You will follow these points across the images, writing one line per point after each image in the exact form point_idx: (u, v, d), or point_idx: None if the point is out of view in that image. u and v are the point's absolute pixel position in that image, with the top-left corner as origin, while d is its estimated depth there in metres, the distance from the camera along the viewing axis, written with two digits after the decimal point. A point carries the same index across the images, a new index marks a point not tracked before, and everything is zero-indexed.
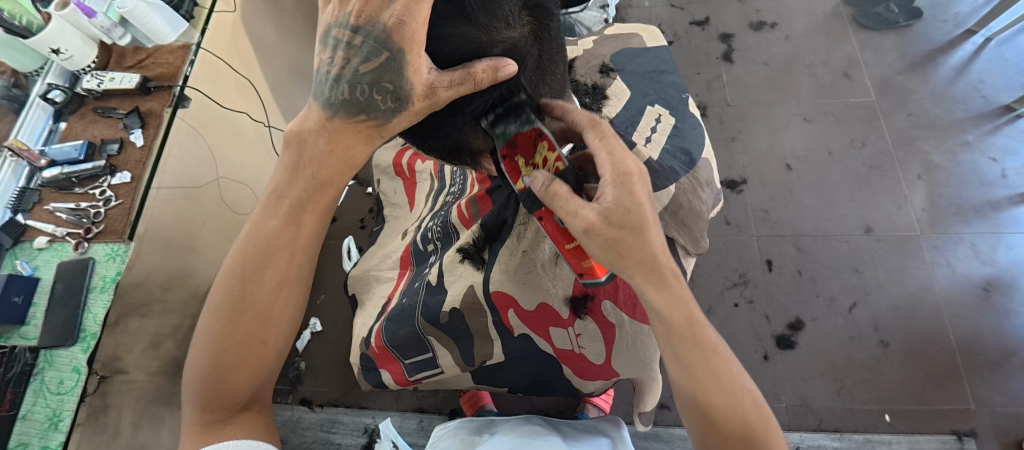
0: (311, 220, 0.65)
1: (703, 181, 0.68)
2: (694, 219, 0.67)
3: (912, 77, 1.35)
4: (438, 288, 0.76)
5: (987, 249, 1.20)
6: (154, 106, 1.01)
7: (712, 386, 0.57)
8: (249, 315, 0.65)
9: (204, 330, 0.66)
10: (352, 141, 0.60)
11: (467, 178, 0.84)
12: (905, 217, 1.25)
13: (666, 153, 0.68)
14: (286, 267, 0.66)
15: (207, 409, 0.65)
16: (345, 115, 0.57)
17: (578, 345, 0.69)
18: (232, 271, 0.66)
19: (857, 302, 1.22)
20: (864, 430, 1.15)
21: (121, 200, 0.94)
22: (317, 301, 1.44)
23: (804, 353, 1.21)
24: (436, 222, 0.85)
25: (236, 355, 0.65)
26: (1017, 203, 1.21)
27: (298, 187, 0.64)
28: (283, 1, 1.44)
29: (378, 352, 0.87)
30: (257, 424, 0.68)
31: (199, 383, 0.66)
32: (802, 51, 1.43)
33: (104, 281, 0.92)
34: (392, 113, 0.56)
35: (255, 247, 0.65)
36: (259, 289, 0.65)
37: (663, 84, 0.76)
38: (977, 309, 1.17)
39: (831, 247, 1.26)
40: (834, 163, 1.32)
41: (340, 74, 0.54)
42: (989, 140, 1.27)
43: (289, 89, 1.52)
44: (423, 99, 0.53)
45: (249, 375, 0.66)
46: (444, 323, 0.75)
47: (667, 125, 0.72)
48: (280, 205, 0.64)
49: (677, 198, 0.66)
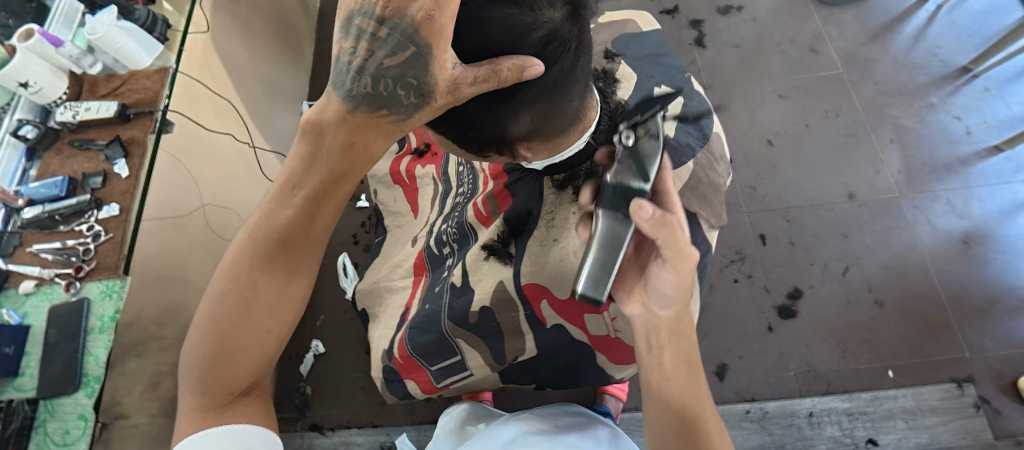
0: (324, 213, 0.66)
1: (717, 155, 0.71)
2: (714, 193, 0.70)
3: (874, 47, 1.42)
4: (464, 288, 0.76)
5: (961, 203, 1.27)
6: (134, 134, 0.97)
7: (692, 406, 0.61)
8: (258, 303, 0.67)
9: (208, 314, 0.67)
10: (370, 135, 0.56)
11: (478, 178, 0.83)
12: (884, 180, 1.31)
13: (682, 129, 0.69)
14: (298, 256, 0.68)
15: (208, 394, 0.66)
16: (366, 109, 0.52)
17: (614, 329, 0.70)
18: (244, 257, 0.67)
19: (849, 266, 1.27)
20: (870, 388, 1.19)
21: (111, 234, 0.90)
22: (317, 323, 1.41)
23: (806, 320, 1.25)
24: (451, 224, 0.84)
25: (241, 340, 0.66)
26: (984, 157, 1.28)
27: (312, 181, 0.63)
28: (252, 19, 1.40)
29: (402, 363, 0.87)
30: (258, 407, 0.69)
31: (202, 365, 0.66)
32: (770, 30, 1.48)
33: (102, 321, 0.87)
34: (414, 109, 0.50)
35: (270, 236, 0.67)
36: (271, 276, 0.67)
37: (663, 66, 0.77)
38: (960, 260, 1.23)
39: (819, 216, 1.31)
40: (812, 135, 1.37)
41: (363, 66, 0.49)
42: (952, 101, 1.34)
43: (267, 108, 1.47)
44: (446, 95, 0.48)
45: (254, 359, 0.68)
46: (473, 323, 0.76)
47: (678, 102, 0.72)
48: (294, 196, 0.65)
49: (697, 173, 0.68)
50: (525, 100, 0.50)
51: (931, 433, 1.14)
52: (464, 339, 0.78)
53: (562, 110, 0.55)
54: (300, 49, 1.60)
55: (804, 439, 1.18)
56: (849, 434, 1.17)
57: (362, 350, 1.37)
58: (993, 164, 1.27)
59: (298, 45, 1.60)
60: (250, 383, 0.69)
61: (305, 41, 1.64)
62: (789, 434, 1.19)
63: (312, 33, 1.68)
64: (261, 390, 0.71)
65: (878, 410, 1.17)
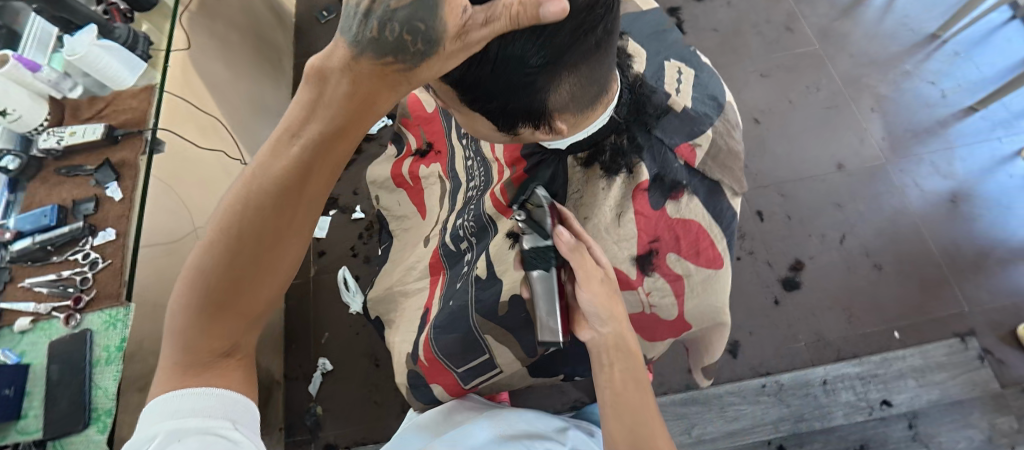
0: (325, 168, 0.51)
1: (731, 123, 0.76)
2: (734, 161, 0.76)
3: (846, 22, 1.47)
4: (489, 280, 0.78)
5: (945, 164, 1.31)
6: (126, 156, 0.93)
7: (651, 427, 0.67)
8: (242, 261, 0.54)
9: (191, 266, 0.56)
10: (375, 85, 0.44)
11: (491, 171, 0.84)
12: (869, 148, 1.35)
13: (696, 100, 0.73)
14: (289, 220, 0.54)
15: (182, 353, 0.58)
16: (371, 55, 0.42)
17: (650, 306, 0.73)
18: (230, 209, 0.53)
19: (845, 234, 1.30)
20: (879, 350, 1.22)
21: (109, 260, 0.87)
22: (322, 340, 1.37)
23: (810, 290, 1.27)
24: (468, 218, 0.85)
25: (222, 304, 0.56)
26: (961, 118, 1.34)
27: (311, 128, 0.49)
28: (229, 35, 1.37)
29: (428, 365, 0.87)
30: (236, 374, 0.61)
31: (181, 321, 0.57)
32: (746, 12, 1.51)
33: (108, 351, 0.84)
34: (421, 58, 0.41)
35: (261, 190, 0.52)
36: (258, 240, 0.53)
37: (668, 42, 0.79)
38: (950, 218, 1.28)
39: (811, 187, 1.34)
40: (796, 110, 1.40)
41: (370, 8, 0.40)
42: (924, 67, 1.39)
43: (253, 125, 1.44)
44: (456, 41, 0.41)
45: (239, 319, 0.58)
46: (503, 315, 0.77)
47: (689, 75, 0.76)
48: (291, 145, 0.50)
49: (716, 140, 0.73)
50: (561, 63, 0.49)
51: (941, 389, 1.17)
52: (492, 334, 0.79)
53: (595, 81, 0.56)
54: (280, 65, 1.57)
55: (821, 407, 1.19)
56: (863, 398, 1.19)
57: (371, 363, 1.34)
58: (970, 124, 1.33)
59: (278, 60, 1.57)
60: (231, 347, 0.60)
61: (284, 56, 1.61)
62: (806, 404, 1.20)
63: (290, 47, 1.65)
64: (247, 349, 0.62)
65: (889, 371, 1.19)
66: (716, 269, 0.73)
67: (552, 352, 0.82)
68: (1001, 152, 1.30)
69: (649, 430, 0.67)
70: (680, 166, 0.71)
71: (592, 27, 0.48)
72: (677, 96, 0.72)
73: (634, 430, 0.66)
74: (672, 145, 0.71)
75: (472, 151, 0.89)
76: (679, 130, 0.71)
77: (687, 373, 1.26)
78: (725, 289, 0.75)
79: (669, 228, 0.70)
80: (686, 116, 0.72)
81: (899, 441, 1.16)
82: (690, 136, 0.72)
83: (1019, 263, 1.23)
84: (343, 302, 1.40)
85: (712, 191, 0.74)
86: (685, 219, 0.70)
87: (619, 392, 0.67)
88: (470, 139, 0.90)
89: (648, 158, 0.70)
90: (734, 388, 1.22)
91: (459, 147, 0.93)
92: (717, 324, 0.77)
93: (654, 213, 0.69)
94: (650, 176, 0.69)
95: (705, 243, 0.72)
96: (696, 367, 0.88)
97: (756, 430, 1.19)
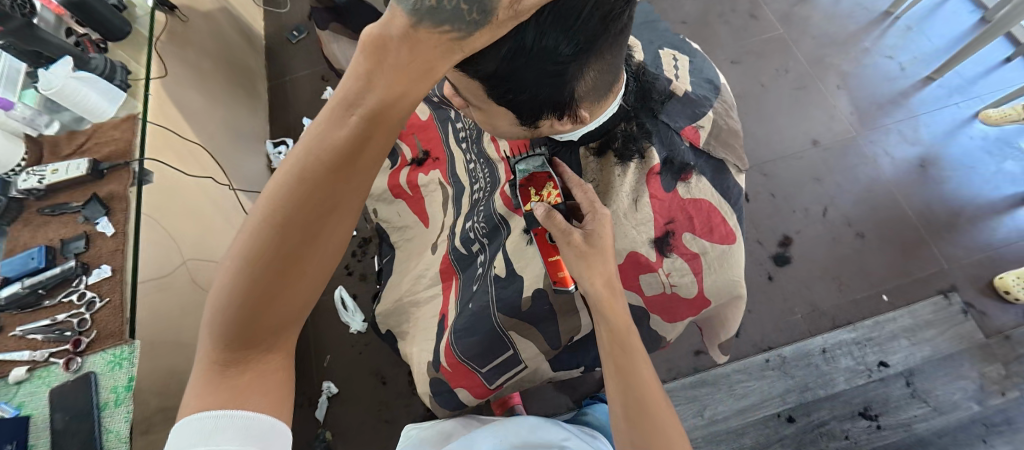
0: (376, 142, 0.57)
1: (728, 104, 0.91)
2: (734, 139, 0.91)
3: (805, 6, 1.54)
4: (509, 278, 0.88)
5: (911, 131, 1.39)
6: (115, 189, 0.94)
7: (641, 390, 0.75)
8: (299, 233, 0.59)
9: (243, 247, 0.60)
10: (431, 53, 0.53)
11: (498, 172, 0.94)
12: (839, 122, 1.42)
13: (695, 85, 0.90)
14: (340, 197, 0.59)
15: (232, 341, 0.63)
16: (430, 23, 0.50)
17: (670, 285, 0.83)
18: (285, 187, 0.59)
19: (827, 207, 1.35)
20: (871, 314, 1.27)
21: (106, 298, 0.88)
22: (324, 363, 1.34)
23: (800, 263, 1.32)
24: (478, 220, 0.96)
25: (273, 285, 0.60)
26: (919, 88, 1.42)
27: (370, 99, 0.55)
28: (201, 63, 1.33)
29: (451, 370, 0.95)
30: (275, 374, 0.67)
31: (229, 307, 0.62)
32: (712, 3, 1.57)
33: (117, 391, 0.85)
34: (475, 28, 0.50)
35: (316, 165, 0.58)
36: (312, 216, 0.59)
37: (659, 31, 0.97)
38: (921, 182, 1.35)
39: (789, 165, 1.39)
40: (769, 93, 1.46)
41: None
42: (882, 43, 1.48)
43: (235, 152, 1.40)
44: (507, 10, 0.50)
45: (286, 301, 0.62)
46: (526, 310, 0.87)
47: (683, 62, 0.93)
48: (350, 116, 0.56)
49: (716, 121, 0.89)
50: (589, 49, 0.61)
51: (932, 345, 1.23)
52: (515, 330, 0.89)
53: (611, 70, 0.70)
54: (254, 89, 1.54)
55: (824, 375, 1.23)
56: (861, 361, 1.23)
57: (378, 382, 1.32)
58: (929, 93, 1.41)
59: (251, 85, 1.54)
60: (273, 339, 0.65)
61: (258, 79, 1.58)
62: (809, 374, 1.24)
63: (263, 70, 1.62)
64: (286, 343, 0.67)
65: (882, 334, 1.25)
66: (729, 245, 0.85)
67: (574, 342, 0.92)
68: (961, 116, 1.38)
69: (639, 392, 0.75)
70: (686, 146, 0.86)
71: (620, 13, 0.59)
72: (678, 81, 0.88)
73: (627, 391, 0.75)
74: (677, 128, 0.85)
75: (474, 155, 1.00)
76: (683, 114, 0.87)
77: (692, 355, 1.28)
78: (737, 264, 0.86)
79: (681, 209, 0.84)
80: (687, 99, 0.87)
81: (899, 399, 1.20)
82: (693, 118, 0.87)
83: (989, 219, 1.30)
84: (342, 322, 1.37)
85: (717, 169, 0.88)
86: (695, 199, 0.84)
87: (611, 354, 0.76)
88: (471, 144, 1.00)
89: (657, 141, 0.84)
90: (739, 366, 1.26)
91: (458, 151, 1.03)
92: (733, 298, 0.87)
93: (666, 195, 0.83)
94: (661, 159, 0.84)
95: (716, 220, 0.85)
96: (713, 345, 0.99)
97: (765, 404, 1.23)
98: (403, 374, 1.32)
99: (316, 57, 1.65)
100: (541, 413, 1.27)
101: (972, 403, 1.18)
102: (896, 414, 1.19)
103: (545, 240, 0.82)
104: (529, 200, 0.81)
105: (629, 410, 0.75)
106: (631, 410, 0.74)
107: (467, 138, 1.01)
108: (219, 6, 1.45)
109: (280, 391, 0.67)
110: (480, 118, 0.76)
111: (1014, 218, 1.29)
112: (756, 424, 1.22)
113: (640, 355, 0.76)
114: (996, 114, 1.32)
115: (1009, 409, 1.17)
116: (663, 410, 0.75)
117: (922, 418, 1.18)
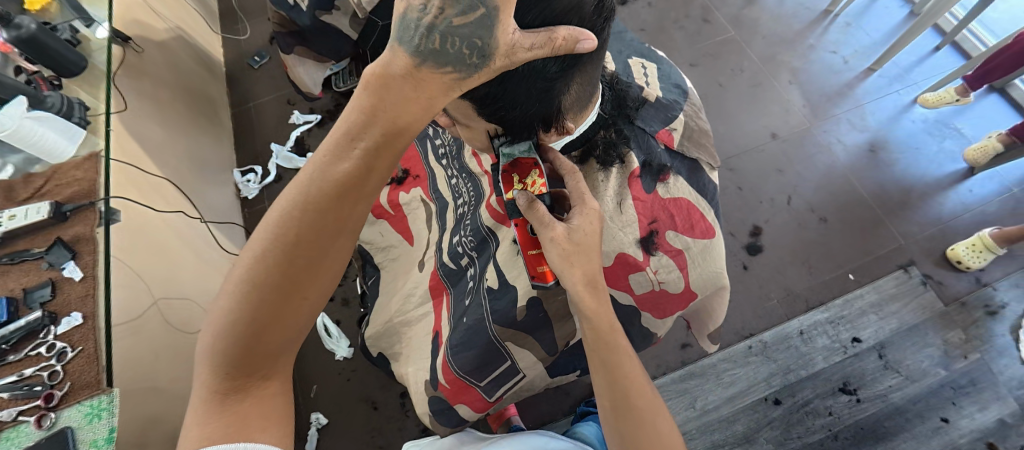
0: (376, 172, 0.64)
1: (696, 107, 0.97)
2: (704, 138, 0.95)
3: (753, 8, 1.63)
4: (502, 289, 0.88)
5: (860, 120, 1.48)
6: (80, 231, 0.90)
7: (628, 386, 0.72)
8: (302, 260, 0.65)
9: (245, 273, 0.65)
10: (433, 89, 0.59)
11: (481, 185, 0.95)
12: (794, 115, 1.49)
13: (665, 90, 0.94)
14: (340, 225, 0.66)
15: (230, 370, 0.66)
16: (433, 64, 0.57)
17: (658, 282, 0.86)
18: (289, 215, 0.64)
19: (792, 196, 1.42)
20: (841, 293, 1.34)
21: (79, 347, 0.84)
22: (311, 393, 1.30)
23: (771, 251, 1.38)
24: (466, 234, 0.96)
25: (275, 310, 0.65)
26: (863, 79, 1.52)
27: (373, 132, 0.61)
28: (160, 94, 1.28)
29: (450, 387, 0.95)
30: (272, 401, 0.69)
31: (229, 334, 0.65)
32: (666, 11, 1.63)
33: (97, 444, 0.81)
34: (474, 69, 0.57)
35: (320, 195, 0.64)
36: (315, 244, 0.65)
37: (626, 40, 1.00)
38: (872, 166, 1.44)
39: (753, 158, 1.46)
40: (727, 92, 1.53)
41: (434, 24, 0.54)
42: (825, 39, 1.58)
43: (200, 185, 1.33)
44: (503, 58, 0.57)
45: (285, 328, 0.66)
46: (522, 319, 0.87)
47: (651, 69, 0.97)
48: (352, 148, 0.62)
49: (687, 123, 0.94)
50: (575, 65, 0.64)
51: (898, 318, 1.30)
52: (512, 341, 0.90)
53: (591, 83, 0.73)
54: (217, 117, 1.50)
55: (803, 356, 1.29)
56: (836, 339, 1.29)
57: (369, 407, 1.29)
58: (871, 82, 1.52)
59: (214, 113, 1.50)
60: (270, 366, 0.68)
61: (220, 107, 1.54)
62: (790, 356, 1.29)
63: (225, 97, 1.58)
64: (282, 371, 0.70)
65: (852, 311, 1.31)
66: (710, 239, 0.88)
67: (570, 347, 0.92)
68: (903, 102, 1.49)
69: (627, 387, 0.72)
70: (662, 149, 0.89)
71: (601, 33, 0.64)
72: (649, 87, 0.93)
73: (612, 386, 0.72)
74: (652, 132, 0.89)
75: (455, 170, 1.01)
76: (656, 118, 0.91)
77: (679, 349, 1.32)
78: (719, 256, 0.89)
79: (663, 208, 0.86)
80: (659, 104, 0.92)
81: (874, 372, 1.26)
82: (666, 122, 0.91)
83: (937, 195, 1.40)
84: (326, 349, 1.33)
85: (692, 168, 0.92)
86: (674, 197, 0.88)
87: (594, 350, 0.72)
88: (451, 160, 1.02)
89: (635, 146, 0.87)
90: (724, 355, 1.30)
91: (439, 169, 1.05)
92: (717, 289, 0.90)
93: (648, 196, 0.86)
94: (640, 163, 0.86)
95: (696, 217, 0.88)
96: (702, 336, 1.02)
97: (752, 390, 1.27)
98: (394, 396, 1.30)
99: (279, 82, 1.62)
100: (538, 422, 1.26)
101: (939, 368, 1.25)
102: (873, 386, 1.25)
103: (526, 232, 0.76)
104: (510, 188, 0.76)
105: (616, 405, 0.72)
106: (620, 406, 0.71)
107: (447, 154, 1.03)
108: (173, 32, 1.40)
109: (279, 417, 0.69)
110: (465, 134, 0.78)
111: (959, 193, 1.39)
112: (746, 410, 1.25)
113: (627, 352, 0.73)
114: (933, 98, 1.44)
115: (973, 371, 1.25)
116: (648, 404, 0.72)
117: (897, 387, 1.25)
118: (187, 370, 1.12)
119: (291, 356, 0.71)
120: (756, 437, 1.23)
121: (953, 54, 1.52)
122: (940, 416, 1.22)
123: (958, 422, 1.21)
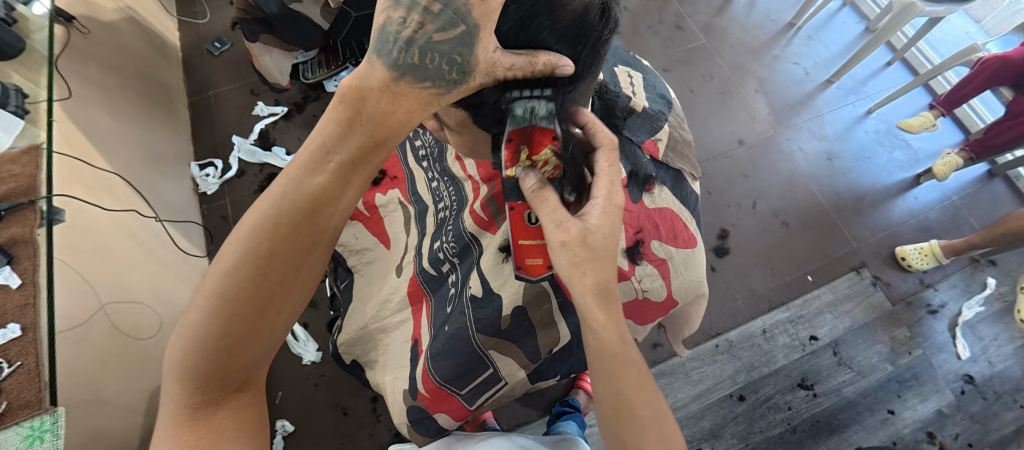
0: (353, 184, 0.61)
1: (679, 118, 0.98)
2: (687, 149, 0.97)
3: (722, 17, 1.67)
4: (487, 297, 0.87)
5: (819, 129, 1.55)
6: (18, 232, 0.80)
7: (631, 396, 0.67)
8: (277, 275, 0.60)
9: (215, 287, 0.59)
10: (412, 104, 0.57)
11: (464, 190, 0.94)
12: (759, 122, 1.55)
13: (651, 100, 0.95)
14: (316, 237, 0.62)
15: (201, 384, 0.61)
16: (412, 79, 0.55)
17: (643, 290, 0.85)
18: (261, 229, 0.59)
19: (756, 200, 1.47)
20: (800, 294, 1.40)
21: (16, 363, 0.75)
22: (276, 400, 1.24)
23: (738, 253, 1.43)
24: (448, 240, 0.94)
25: (250, 324, 0.60)
26: (822, 90, 1.60)
27: (350, 144, 0.59)
28: (106, 78, 1.17)
29: (430, 397, 0.92)
30: (249, 411, 0.65)
31: (198, 349, 0.60)
32: (640, 15, 1.66)
33: None
34: (453, 85, 0.56)
35: (294, 207, 0.60)
36: (290, 258, 0.61)
37: (614, 49, 1.01)
38: (829, 173, 1.51)
39: (720, 163, 1.51)
40: (697, 97, 1.57)
41: (412, 38, 0.53)
42: (789, 51, 1.64)
43: (152, 179, 1.22)
44: (483, 75, 0.56)
45: (261, 342, 0.62)
46: (506, 328, 0.87)
47: (638, 78, 0.98)
48: (328, 161, 0.59)
49: (672, 134, 0.95)
50: (565, 84, 0.62)
51: (851, 317, 1.37)
52: (495, 349, 0.88)
53: (587, 97, 0.72)
54: (172, 107, 1.39)
55: (765, 353, 1.34)
56: (796, 337, 1.36)
57: (339, 413, 1.24)
58: (829, 94, 1.59)
59: (170, 103, 1.39)
60: (246, 378, 0.64)
61: (176, 97, 1.43)
62: (753, 354, 1.34)
63: (181, 85, 1.47)
64: (258, 383, 0.66)
65: (809, 311, 1.38)
66: (692, 249, 0.89)
67: (553, 354, 0.90)
68: (857, 114, 1.57)
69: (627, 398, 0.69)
70: (647, 159, 0.90)
71: (596, 53, 0.62)
72: (636, 97, 0.93)
73: (603, 400, 0.69)
74: (639, 142, 0.90)
75: (436, 173, 1.00)
76: (642, 128, 0.91)
77: (650, 349, 1.35)
78: (700, 266, 0.90)
79: (648, 218, 0.87)
80: (646, 115, 0.93)
81: (829, 368, 1.33)
82: (652, 132, 0.92)
83: (885, 202, 1.49)
84: (293, 354, 1.28)
85: (675, 178, 0.93)
86: (660, 207, 0.88)
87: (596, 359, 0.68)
88: (432, 163, 1.01)
89: (623, 156, 0.87)
90: (694, 354, 1.33)
91: (419, 171, 1.03)
92: (697, 296, 0.90)
93: (634, 206, 0.87)
94: (627, 172, 0.87)
95: (679, 226, 0.89)
96: (677, 341, 1.02)
97: (718, 387, 1.31)
98: (364, 401, 1.25)
99: (240, 70, 1.52)
100: (513, 423, 1.26)
101: (886, 363, 1.34)
102: (828, 381, 1.32)
103: (522, 218, 0.72)
104: (513, 164, 0.67)
105: (617, 413, 0.67)
106: (620, 415, 0.67)
107: (429, 156, 1.02)
108: (122, 13, 1.29)
109: (256, 429, 0.64)
110: (456, 140, 0.76)
111: (905, 200, 1.49)
112: (713, 407, 1.30)
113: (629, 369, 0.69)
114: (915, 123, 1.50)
115: (915, 365, 1.34)
116: (651, 411, 0.68)
117: (849, 382, 1.32)
118: (139, 380, 1.03)
119: (266, 367, 0.67)
120: (722, 433, 1.28)
121: (902, 69, 1.62)
122: (887, 408, 1.30)
123: (902, 413, 1.30)
